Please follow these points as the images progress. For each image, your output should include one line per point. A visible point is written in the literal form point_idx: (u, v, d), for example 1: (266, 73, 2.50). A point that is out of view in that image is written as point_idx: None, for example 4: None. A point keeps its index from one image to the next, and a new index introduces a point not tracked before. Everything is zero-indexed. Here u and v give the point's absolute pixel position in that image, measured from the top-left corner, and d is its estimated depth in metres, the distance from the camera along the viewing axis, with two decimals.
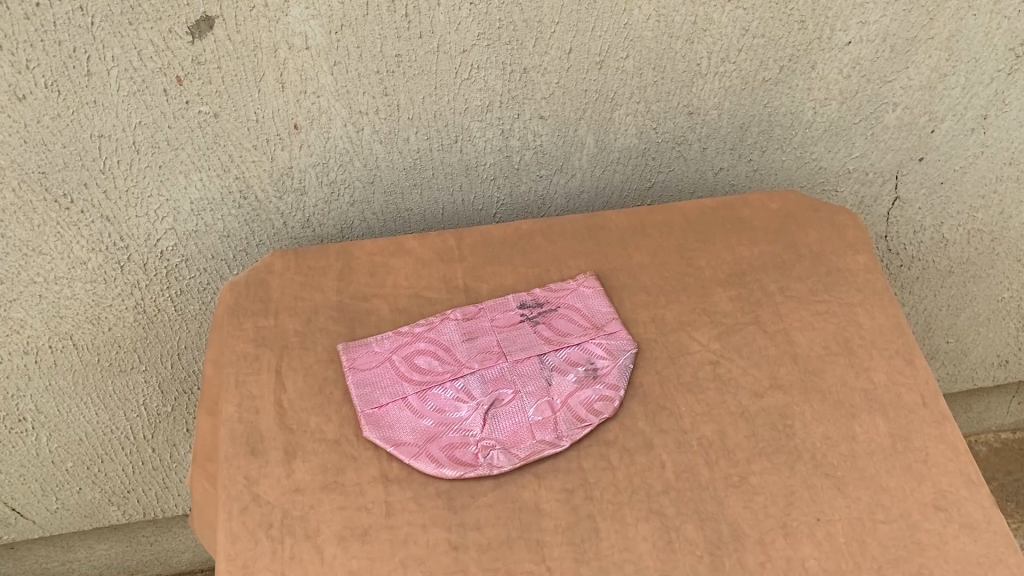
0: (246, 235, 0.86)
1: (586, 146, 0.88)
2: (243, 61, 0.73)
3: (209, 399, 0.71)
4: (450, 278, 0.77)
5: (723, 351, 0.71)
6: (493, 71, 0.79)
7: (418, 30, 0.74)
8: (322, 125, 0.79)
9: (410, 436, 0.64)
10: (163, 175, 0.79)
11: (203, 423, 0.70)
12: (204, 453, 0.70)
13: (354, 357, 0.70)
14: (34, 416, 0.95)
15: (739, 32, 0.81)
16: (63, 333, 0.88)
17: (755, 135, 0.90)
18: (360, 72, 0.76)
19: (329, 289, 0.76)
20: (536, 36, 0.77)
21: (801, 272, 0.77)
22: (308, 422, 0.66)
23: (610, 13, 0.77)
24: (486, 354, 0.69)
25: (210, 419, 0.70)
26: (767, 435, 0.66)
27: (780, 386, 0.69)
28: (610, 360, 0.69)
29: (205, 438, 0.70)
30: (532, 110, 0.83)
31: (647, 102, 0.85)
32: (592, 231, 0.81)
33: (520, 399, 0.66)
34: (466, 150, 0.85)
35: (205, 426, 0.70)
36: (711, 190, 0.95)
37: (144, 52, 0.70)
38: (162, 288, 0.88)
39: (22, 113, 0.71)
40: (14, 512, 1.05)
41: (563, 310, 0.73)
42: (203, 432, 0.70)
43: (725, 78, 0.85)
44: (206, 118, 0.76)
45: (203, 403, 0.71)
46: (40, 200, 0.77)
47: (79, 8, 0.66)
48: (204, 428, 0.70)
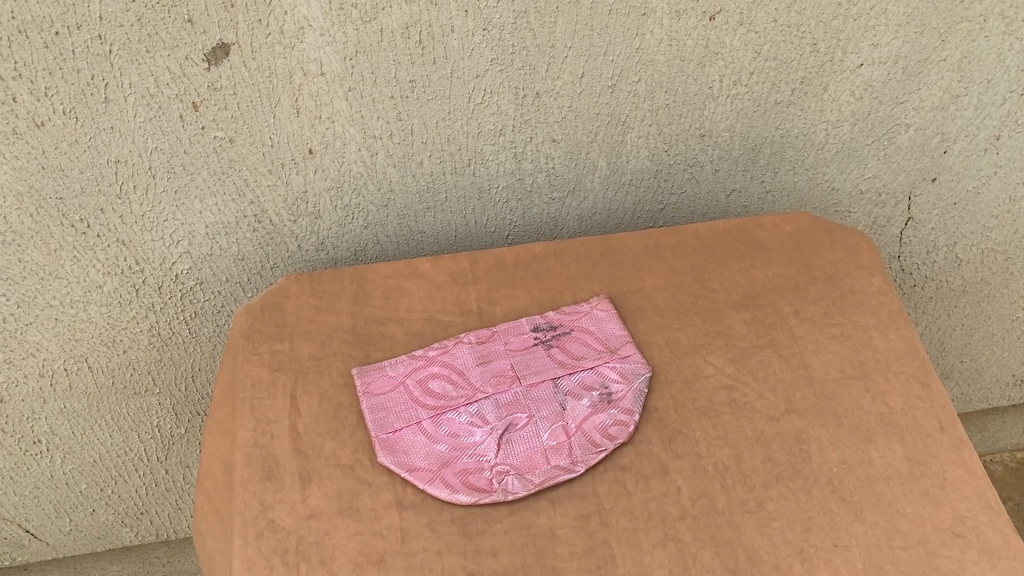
0: (261, 258, 0.87)
1: (598, 169, 0.88)
2: (258, 87, 0.74)
3: (219, 418, 0.71)
4: (463, 301, 0.77)
5: (738, 374, 0.71)
6: (506, 95, 0.80)
7: (431, 56, 0.75)
8: (336, 150, 0.80)
9: (424, 461, 0.64)
10: (179, 200, 0.80)
11: (211, 442, 0.71)
12: (211, 473, 0.70)
13: (369, 381, 0.70)
14: (48, 438, 0.95)
15: (751, 55, 0.82)
16: (78, 356, 0.89)
17: (768, 156, 0.90)
18: (375, 98, 0.77)
19: (343, 313, 0.76)
20: (549, 61, 0.78)
21: (815, 295, 0.77)
22: (323, 446, 0.66)
23: (622, 37, 0.78)
24: (500, 378, 0.69)
25: (221, 439, 0.70)
26: (783, 460, 0.65)
27: (795, 410, 0.68)
28: (624, 384, 0.69)
29: (213, 458, 0.70)
30: (544, 133, 0.84)
31: (659, 125, 0.85)
32: (606, 254, 0.81)
33: (534, 423, 0.66)
34: (479, 173, 0.85)
35: (212, 445, 0.71)
36: (723, 211, 0.95)
37: (160, 79, 0.71)
38: (177, 311, 0.89)
39: (40, 139, 0.72)
40: (27, 534, 1.05)
41: (577, 333, 0.73)
42: (209, 452, 0.71)
43: (737, 101, 0.85)
44: (221, 143, 0.76)
45: (210, 424, 0.72)
46: (57, 224, 0.78)
47: (98, 36, 0.67)
48: (212, 448, 0.71)
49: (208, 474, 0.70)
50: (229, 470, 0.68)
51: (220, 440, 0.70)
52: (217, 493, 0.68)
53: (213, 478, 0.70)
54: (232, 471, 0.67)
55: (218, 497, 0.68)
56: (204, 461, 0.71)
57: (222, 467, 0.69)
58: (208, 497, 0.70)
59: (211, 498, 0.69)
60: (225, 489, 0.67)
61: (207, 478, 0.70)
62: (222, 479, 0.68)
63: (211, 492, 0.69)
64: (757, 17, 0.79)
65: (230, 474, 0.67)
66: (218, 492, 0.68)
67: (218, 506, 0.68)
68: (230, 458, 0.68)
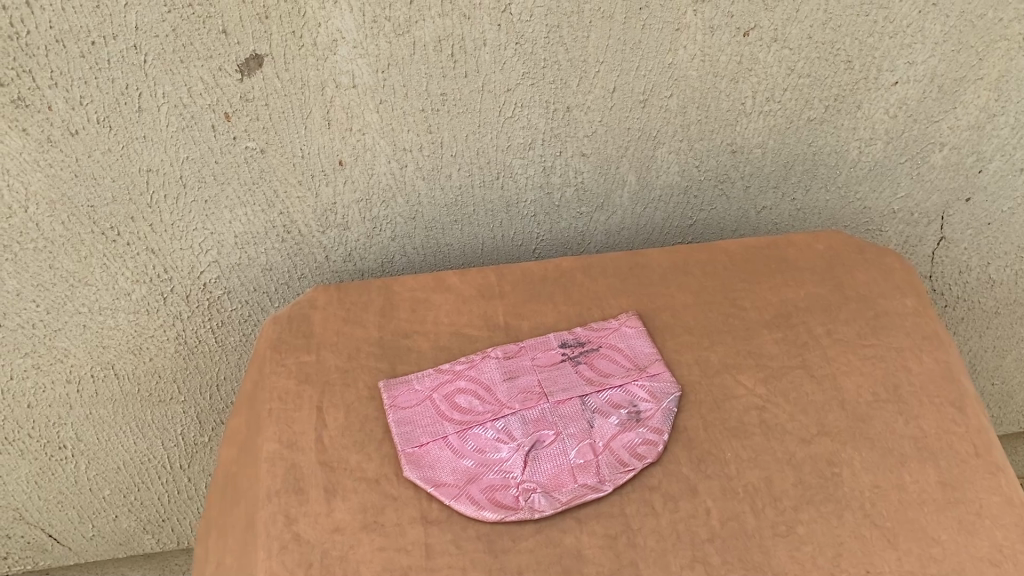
0: (289, 268, 0.87)
1: (627, 184, 0.87)
2: (290, 98, 0.74)
3: (237, 426, 0.71)
4: (491, 315, 0.77)
5: (769, 396, 0.70)
6: (536, 109, 0.79)
7: (463, 69, 0.75)
8: (366, 162, 0.80)
9: (450, 476, 0.63)
10: (209, 210, 0.80)
11: (224, 450, 0.71)
12: (217, 480, 0.70)
13: (395, 395, 0.70)
14: (74, 444, 0.95)
15: (785, 72, 0.81)
16: (105, 362, 0.89)
17: (800, 174, 0.89)
18: (406, 110, 0.77)
19: (370, 325, 0.76)
20: (580, 75, 0.78)
21: (848, 315, 0.76)
22: (349, 459, 0.66)
23: (655, 53, 0.77)
24: (527, 394, 0.69)
25: (235, 447, 0.70)
26: (814, 483, 0.64)
27: (826, 433, 0.67)
28: (653, 403, 0.68)
29: (222, 465, 0.70)
30: (574, 148, 0.83)
31: (690, 141, 0.85)
32: (634, 270, 0.81)
33: (561, 441, 0.65)
34: (508, 187, 0.85)
35: (224, 452, 0.71)
36: (753, 229, 0.94)
37: (193, 89, 0.71)
38: (204, 320, 0.89)
39: (74, 147, 0.72)
40: (50, 538, 1.05)
41: (605, 350, 0.72)
42: (220, 460, 0.71)
43: (770, 117, 0.84)
44: (252, 154, 0.77)
45: (227, 432, 0.72)
46: (88, 232, 0.78)
47: (133, 46, 0.67)
48: (223, 455, 0.71)
49: (215, 481, 0.70)
50: (238, 477, 0.67)
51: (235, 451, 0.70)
52: (218, 500, 0.68)
53: (218, 484, 0.69)
54: (242, 478, 0.67)
55: (219, 504, 0.67)
56: (214, 468, 0.71)
57: (230, 474, 0.68)
58: (209, 503, 0.69)
59: (211, 505, 0.68)
60: (229, 497, 0.67)
61: (213, 484, 0.70)
62: (228, 486, 0.68)
63: (213, 499, 0.69)
64: (792, 34, 0.78)
65: (239, 481, 0.67)
66: (220, 499, 0.68)
67: (218, 514, 0.67)
68: (241, 465, 0.68)
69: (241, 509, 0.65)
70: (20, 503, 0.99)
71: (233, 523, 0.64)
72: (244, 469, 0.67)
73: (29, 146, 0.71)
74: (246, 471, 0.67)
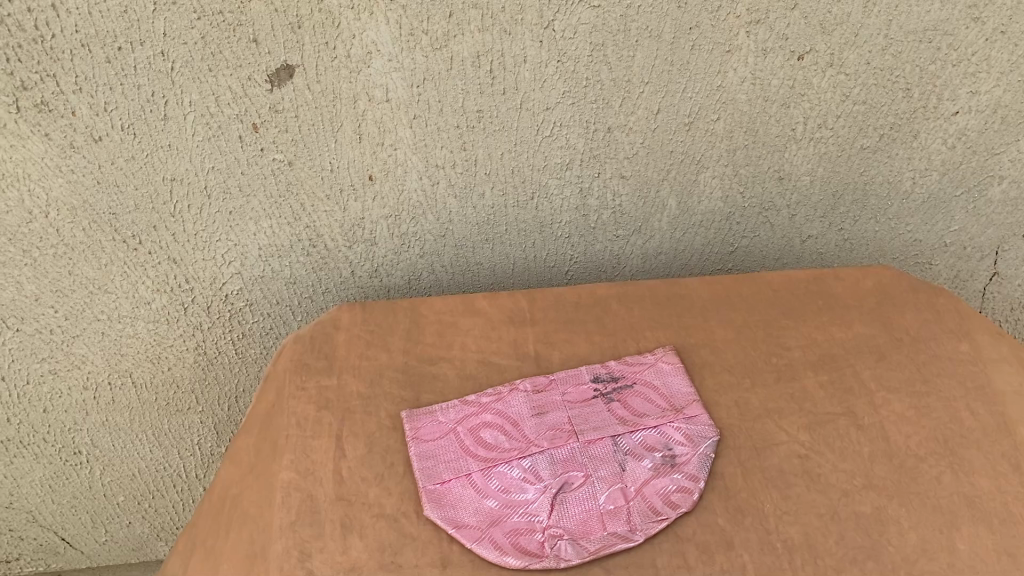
0: (313, 283, 0.84)
1: (667, 209, 0.83)
2: (321, 111, 0.71)
3: (244, 446, 0.68)
4: (520, 344, 0.74)
5: (811, 444, 0.66)
6: (576, 129, 0.76)
7: (501, 86, 0.72)
8: (397, 178, 0.77)
9: (473, 517, 0.60)
10: (233, 221, 0.77)
11: (225, 467, 0.67)
12: (214, 498, 0.65)
13: (418, 426, 0.67)
14: (89, 450, 0.94)
15: (840, 98, 0.77)
16: (123, 370, 0.87)
17: (849, 204, 0.85)
18: (440, 126, 0.74)
19: (394, 349, 0.73)
20: (624, 95, 0.74)
21: (897, 359, 0.72)
22: (367, 492, 0.63)
23: (704, 74, 0.73)
24: (556, 433, 0.65)
25: (239, 468, 0.66)
26: (858, 541, 0.59)
27: (873, 486, 0.63)
28: (689, 448, 0.64)
29: (220, 484, 0.66)
30: (613, 169, 0.79)
31: (735, 166, 0.81)
32: (672, 300, 0.77)
33: (591, 484, 0.62)
34: (542, 208, 0.81)
35: (226, 471, 0.67)
36: (797, 258, 0.90)
37: (221, 98, 0.68)
38: (224, 331, 0.87)
39: (97, 154, 0.70)
40: (63, 541, 1.03)
41: (639, 387, 0.69)
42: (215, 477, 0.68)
43: (821, 144, 0.80)
44: (280, 166, 0.74)
45: (232, 450, 0.69)
46: (109, 239, 0.76)
47: (161, 53, 0.65)
48: (224, 474, 0.67)
49: (210, 500, 0.66)
50: (235, 500, 0.64)
51: (240, 469, 0.66)
52: (211, 520, 0.64)
53: (213, 503, 0.65)
54: (246, 503, 0.63)
55: (209, 526, 0.63)
56: (211, 484, 0.67)
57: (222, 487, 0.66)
58: (200, 521, 0.65)
59: (202, 525, 0.64)
60: (228, 518, 0.63)
61: (207, 501, 0.66)
62: (225, 507, 0.64)
63: (204, 517, 0.65)
64: (849, 59, 0.74)
65: (242, 505, 0.63)
66: (210, 520, 0.64)
67: (209, 534, 0.63)
68: (245, 489, 0.64)
69: (242, 535, 0.61)
70: (33, 506, 0.97)
71: (229, 548, 0.60)
72: (246, 493, 0.64)
73: (51, 151, 0.69)
74: (251, 497, 0.63)
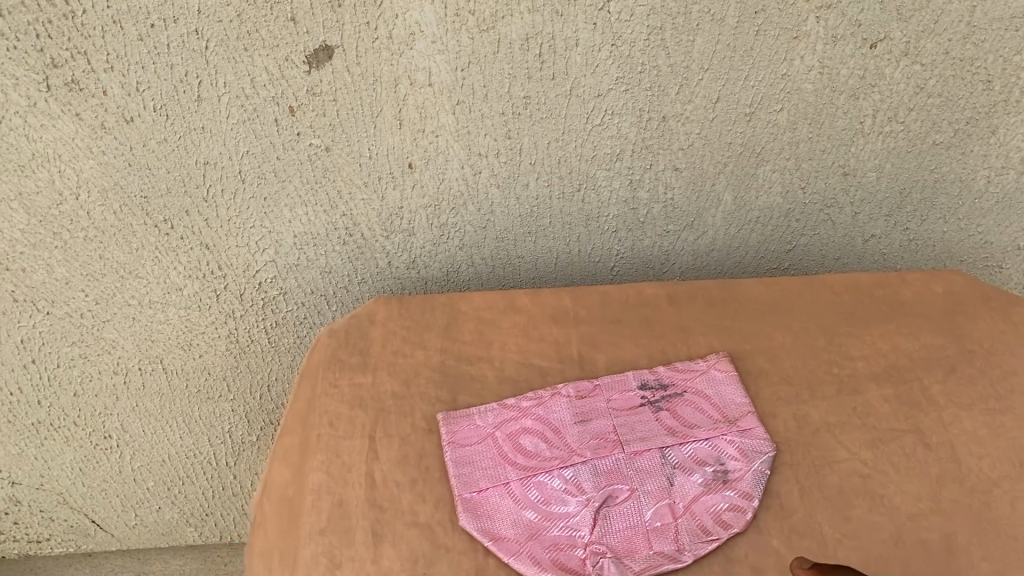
0: (349, 272, 0.81)
1: (723, 204, 0.79)
2: (361, 94, 0.67)
3: (290, 446, 0.65)
4: (563, 345, 0.70)
5: (874, 462, 0.61)
6: (628, 117, 0.72)
7: (551, 70, 0.67)
8: (437, 166, 0.73)
9: (510, 529, 0.57)
10: (268, 208, 0.74)
11: (275, 467, 0.66)
12: (272, 502, 0.64)
13: (455, 430, 0.64)
14: (119, 434, 0.92)
15: (913, 90, 0.71)
16: (153, 356, 0.85)
17: (916, 202, 0.80)
18: (484, 113, 0.70)
19: (432, 347, 0.70)
20: (681, 82, 0.69)
21: (970, 373, 0.67)
22: (400, 498, 0.60)
23: (768, 62, 0.69)
24: (600, 442, 0.61)
25: (287, 469, 0.64)
26: (925, 570, 0.55)
27: (941, 510, 0.58)
28: (743, 464, 0.60)
29: (275, 486, 0.64)
30: (666, 161, 0.75)
31: (797, 159, 0.76)
32: (726, 303, 0.73)
33: (636, 499, 0.58)
34: (589, 200, 0.77)
35: (279, 474, 0.65)
36: (858, 258, 0.85)
37: (257, 80, 0.65)
38: (257, 319, 0.84)
39: (129, 135, 0.67)
40: (93, 524, 1.02)
41: (690, 396, 0.65)
42: (269, 478, 0.66)
43: (890, 139, 0.75)
44: (317, 151, 0.71)
45: (280, 450, 0.66)
46: (140, 224, 0.73)
47: (195, 31, 0.62)
48: (277, 478, 0.65)
49: (268, 502, 0.64)
50: (286, 504, 0.62)
51: (286, 471, 0.64)
52: (274, 529, 0.62)
53: (274, 510, 0.63)
54: (293, 507, 0.61)
55: (274, 530, 0.62)
56: (266, 485, 0.66)
57: (277, 489, 0.64)
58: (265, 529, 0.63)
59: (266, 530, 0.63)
60: (286, 526, 0.61)
61: (268, 507, 0.64)
62: (282, 513, 0.62)
63: (268, 525, 0.63)
64: (926, 48, 0.69)
65: (293, 512, 0.61)
66: (273, 525, 0.62)
67: (273, 545, 0.61)
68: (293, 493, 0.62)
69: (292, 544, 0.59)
70: (63, 488, 0.96)
71: (285, 560, 0.59)
72: (293, 497, 0.62)
73: (82, 132, 0.66)
74: (297, 501, 0.61)
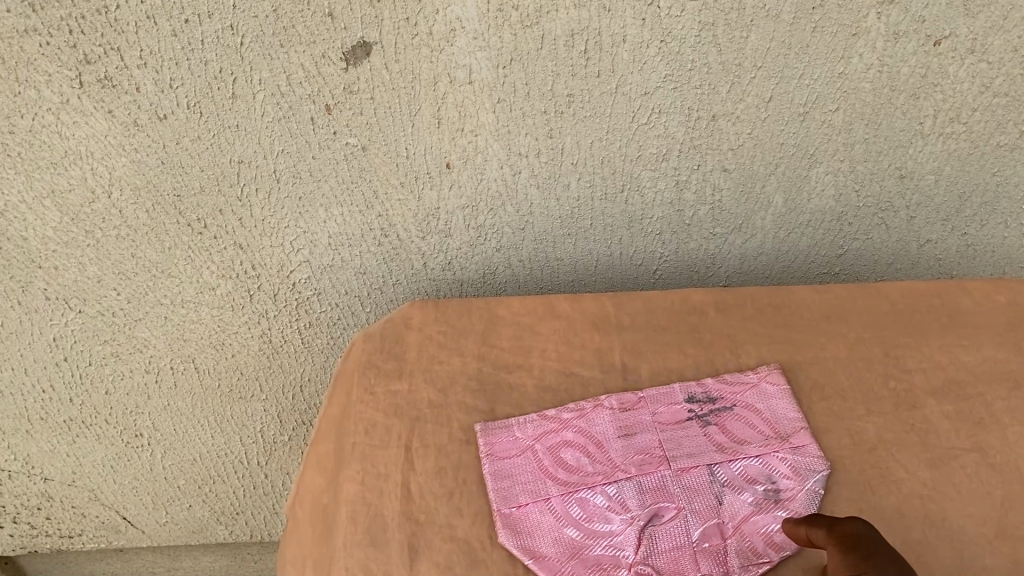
0: (383, 274, 0.79)
1: (772, 206, 0.76)
2: (399, 92, 0.65)
3: (322, 453, 0.64)
4: (606, 354, 0.68)
5: (935, 482, 0.58)
6: (676, 116, 0.69)
7: (596, 68, 0.65)
8: (477, 165, 0.71)
9: (551, 547, 0.55)
10: (303, 208, 0.73)
11: (306, 473, 0.64)
12: (302, 510, 0.62)
13: (493, 441, 0.62)
14: (150, 433, 0.91)
15: (978, 89, 0.68)
16: (185, 355, 0.84)
17: (976, 207, 0.76)
18: (526, 111, 0.67)
19: (469, 353, 0.68)
20: (732, 80, 0.66)
21: None
22: (437, 512, 0.58)
23: (824, 59, 0.65)
24: (644, 457, 0.59)
25: (318, 477, 0.63)
26: None
27: (1007, 536, 0.55)
28: (796, 483, 0.57)
29: (306, 493, 0.63)
30: (714, 161, 0.72)
31: (852, 161, 0.73)
32: (776, 312, 0.70)
33: (683, 517, 0.55)
34: (632, 201, 0.75)
35: (310, 481, 0.63)
36: (913, 263, 0.81)
37: (293, 77, 0.63)
38: (290, 320, 0.82)
39: (162, 133, 0.65)
40: (124, 520, 1.01)
41: (740, 411, 0.62)
42: (299, 484, 0.64)
43: (951, 141, 0.71)
44: (353, 150, 0.69)
45: (312, 456, 0.64)
46: (173, 222, 0.72)
47: (230, 27, 0.60)
48: (309, 485, 0.63)
49: (299, 509, 0.63)
50: (318, 514, 0.61)
51: (318, 478, 0.62)
52: (306, 538, 0.60)
53: (307, 518, 0.62)
54: (325, 517, 0.60)
55: (304, 540, 0.60)
56: (297, 491, 0.64)
57: (308, 496, 0.62)
58: (298, 537, 0.61)
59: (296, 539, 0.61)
60: (318, 536, 0.59)
61: (301, 514, 0.62)
62: (314, 522, 0.61)
63: (300, 533, 0.62)
64: (994, 45, 0.65)
65: (326, 522, 0.59)
66: (303, 534, 0.61)
67: (306, 554, 0.60)
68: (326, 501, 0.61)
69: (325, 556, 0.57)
70: (95, 485, 0.95)
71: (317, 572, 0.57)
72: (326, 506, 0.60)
73: (115, 129, 0.65)
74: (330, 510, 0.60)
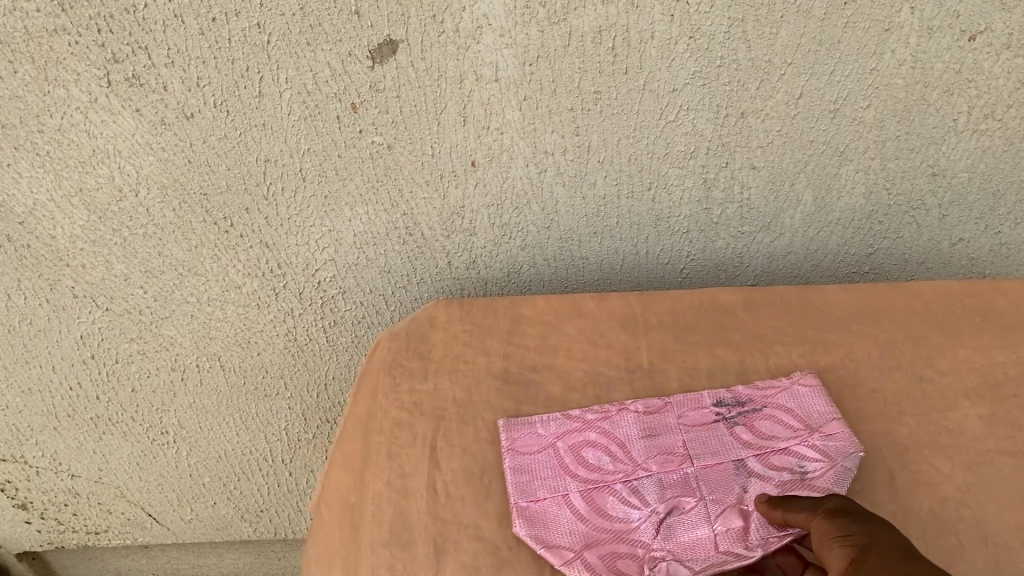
0: (408, 272, 0.79)
1: (802, 204, 0.75)
2: (425, 90, 0.65)
3: (348, 453, 0.64)
4: (632, 353, 0.67)
5: (970, 485, 0.57)
6: (704, 113, 0.68)
7: (624, 65, 0.64)
8: (502, 163, 0.70)
9: (571, 541, 0.54)
10: (328, 206, 0.72)
11: (333, 473, 0.64)
12: (329, 509, 0.62)
13: (515, 438, 0.61)
14: (175, 430, 0.91)
15: (1013, 85, 0.67)
16: (211, 353, 0.84)
17: (1011, 205, 0.75)
18: (552, 109, 0.67)
19: (494, 353, 0.68)
20: (762, 77, 0.66)
21: None
22: (462, 512, 0.57)
23: (856, 55, 0.64)
24: (669, 457, 0.58)
25: (344, 476, 0.63)
26: None
27: None
28: (827, 468, 0.56)
29: (332, 492, 0.63)
30: (743, 159, 0.71)
31: (882, 158, 0.72)
32: (806, 312, 0.70)
33: (708, 511, 0.54)
34: (659, 200, 0.74)
35: (337, 481, 0.63)
36: (944, 262, 0.80)
37: (319, 75, 0.63)
38: (315, 318, 0.82)
39: (189, 131, 0.66)
40: (150, 517, 1.01)
41: (769, 411, 0.61)
42: (326, 482, 0.64)
43: (985, 137, 0.70)
44: (379, 149, 0.68)
45: (338, 456, 0.64)
46: (199, 221, 0.72)
47: (256, 25, 0.60)
48: (335, 484, 0.63)
49: (325, 509, 0.63)
50: (344, 513, 0.61)
51: (344, 478, 0.62)
52: (332, 537, 0.60)
53: (333, 517, 0.62)
54: (351, 516, 0.60)
55: (329, 539, 0.60)
56: (324, 490, 0.64)
57: (335, 496, 0.62)
58: (324, 536, 0.61)
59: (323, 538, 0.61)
60: (343, 535, 0.59)
61: (328, 513, 0.62)
62: (339, 521, 0.61)
63: (326, 531, 0.62)
64: None
65: (352, 521, 0.59)
66: (329, 533, 0.61)
67: (332, 553, 0.60)
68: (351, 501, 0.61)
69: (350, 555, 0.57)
70: (121, 481, 0.96)
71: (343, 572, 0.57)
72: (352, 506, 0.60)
73: (142, 128, 0.65)
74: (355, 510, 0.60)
